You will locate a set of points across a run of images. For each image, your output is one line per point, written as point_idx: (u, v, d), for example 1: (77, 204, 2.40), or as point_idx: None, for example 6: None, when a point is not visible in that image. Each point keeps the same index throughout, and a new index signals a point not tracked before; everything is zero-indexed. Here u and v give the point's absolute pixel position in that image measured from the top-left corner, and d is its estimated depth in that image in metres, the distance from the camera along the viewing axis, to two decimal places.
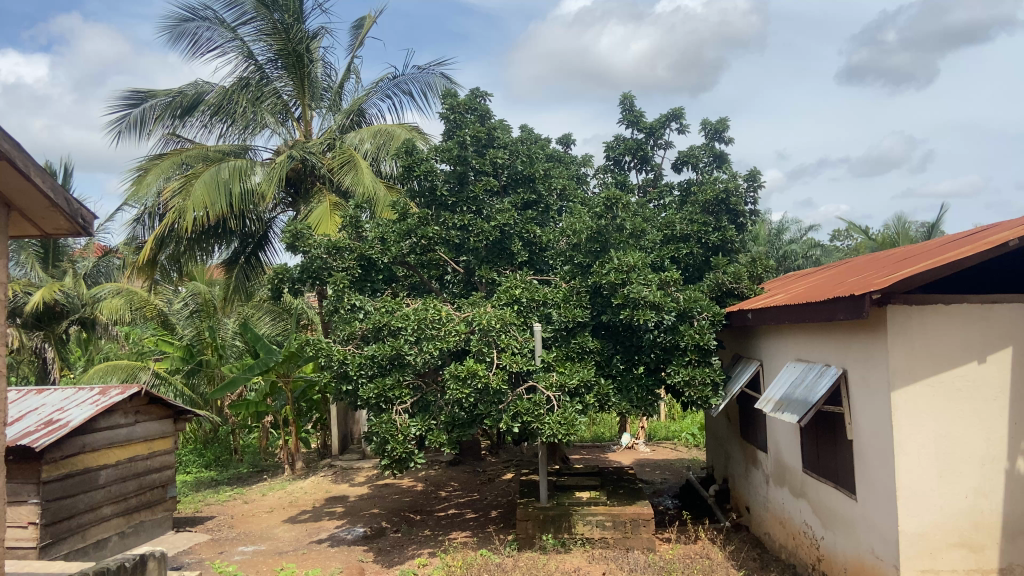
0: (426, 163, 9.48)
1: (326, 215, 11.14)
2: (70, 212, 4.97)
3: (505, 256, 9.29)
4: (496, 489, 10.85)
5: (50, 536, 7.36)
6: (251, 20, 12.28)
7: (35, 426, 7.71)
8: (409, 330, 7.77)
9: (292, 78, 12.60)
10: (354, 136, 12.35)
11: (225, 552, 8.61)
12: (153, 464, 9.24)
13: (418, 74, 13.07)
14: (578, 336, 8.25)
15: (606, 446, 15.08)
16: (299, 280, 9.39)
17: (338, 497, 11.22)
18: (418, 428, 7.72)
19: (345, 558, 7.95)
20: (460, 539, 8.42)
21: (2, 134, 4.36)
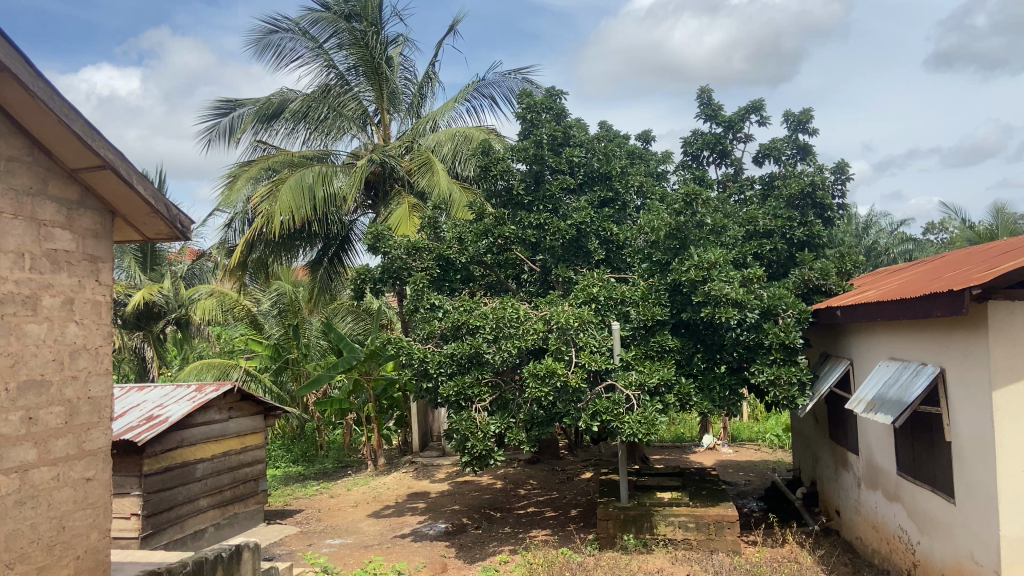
0: (502, 163, 9.57)
1: (405, 216, 11.35)
2: (169, 218, 5.20)
3: (582, 254, 9.24)
4: (575, 489, 10.79)
5: (151, 527, 7.74)
6: (333, 30, 12.64)
7: (137, 421, 8.14)
8: (488, 329, 7.83)
9: (371, 84, 12.86)
10: (432, 138, 12.55)
11: (314, 545, 8.89)
12: (245, 458, 9.61)
13: (499, 80, 13.17)
14: (657, 334, 8.16)
15: (687, 447, 14.84)
16: (380, 280, 9.58)
17: (419, 494, 11.42)
18: (498, 426, 7.78)
19: (428, 553, 8.09)
20: (541, 538, 8.45)
21: (106, 144, 4.61)
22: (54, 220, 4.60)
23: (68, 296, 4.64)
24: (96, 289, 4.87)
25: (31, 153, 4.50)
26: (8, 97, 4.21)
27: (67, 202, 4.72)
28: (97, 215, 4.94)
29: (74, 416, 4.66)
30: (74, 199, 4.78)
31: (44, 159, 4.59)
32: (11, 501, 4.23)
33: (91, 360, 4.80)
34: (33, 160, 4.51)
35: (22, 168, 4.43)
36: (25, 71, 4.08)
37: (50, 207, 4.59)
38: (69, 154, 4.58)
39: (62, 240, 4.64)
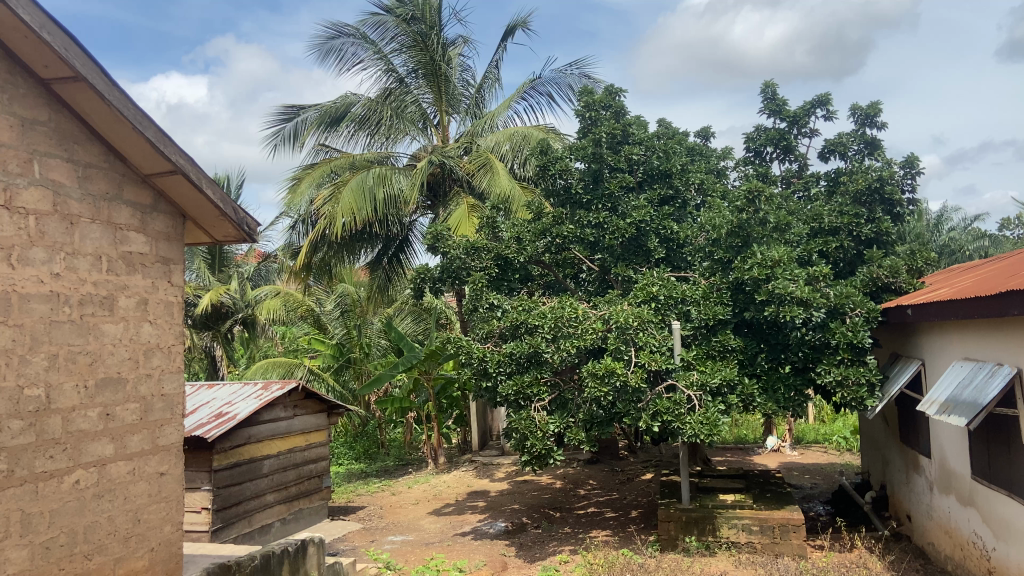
0: (561, 162, 9.54)
1: (464, 217, 11.44)
2: (237, 220, 5.34)
3: (642, 254, 9.13)
4: (635, 490, 10.69)
5: (221, 521, 7.98)
6: (393, 33, 12.84)
7: (208, 418, 8.41)
8: (546, 328, 7.82)
9: (431, 86, 13.01)
10: (490, 139, 12.62)
11: (376, 541, 9.04)
12: (310, 455, 9.82)
13: (557, 78, 13.15)
14: (719, 333, 8.01)
15: (750, 449, 14.55)
16: (439, 279, 9.70)
17: (479, 492, 11.49)
18: (557, 425, 7.76)
19: (488, 552, 8.13)
20: (601, 538, 8.41)
21: (176, 148, 4.76)
22: (129, 223, 4.79)
23: (142, 296, 4.83)
24: (168, 290, 5.05)
25: (107, 159, 4.68)
26: (87, 107, 4.39)
27: (141, 206, 4.90)
28: (169, 218, 5.11)
29: (149, 412, 4.84)
30: (147, 204, 4.97)
31: (120, 165, 4.77)
32: (90, 494, 4.41)
33: (164, 359, 4.99)
34: (109, 166, 4.69)
35: (99, 173, 4.61)
36: (102, 81, 4.25)
37: (125, 211, 4.78)
38: (143, 160, 4.75)
39: (136, 243, 4.83)
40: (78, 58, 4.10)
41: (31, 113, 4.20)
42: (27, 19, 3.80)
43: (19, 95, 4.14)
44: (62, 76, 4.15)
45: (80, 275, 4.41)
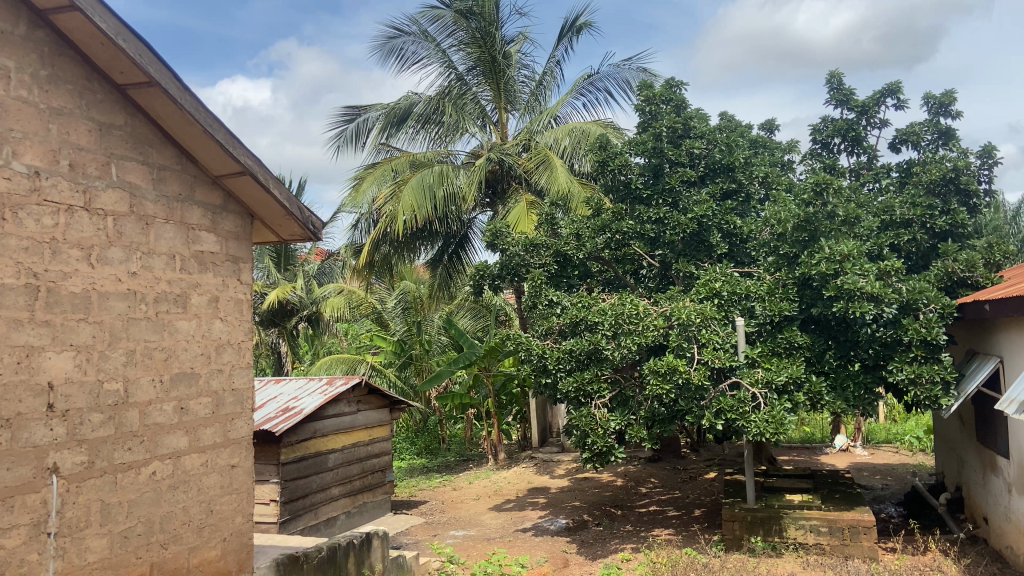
0: (620, 157, 9.43)
1: (523, 214, 11.45)
2: (302, 219, 5.45)
3: (704, 249, 8.96)
4: (698, 489, 10.52)
5: (288, 513, 8.18)
6: (453, 31, 12.94)
7: (276, 412, 8.63)
8: (607, 325, 7.78)
9: (490, 83, 13.07)
10: (549, 135, 12.60)
11: (439, 535, 9.15)
12: (373, 450, 9.99)
13: (615, 73, 13.03)
14: (785, 330, 7.85)
15: (818, 448, 14.19)
16: (498, 276, 9.76)
17: (539, 489, 11.49)
18: (618, 423, 7.69)
19: (549, 548, 8.13)
20: (664, 536, 8.33)
21: (244, 150, 4.89)
22: (200, 223, 4.94)
23: (214, 294, 4.99)
24: (238, 287, 5.21)
25: (180, 161, 4.84)
26: (160, 111, 4.55)
27: (211, 207, 5.06)
28: (238, 218, 5.27)
29: (220, 406, 5.00)
30: (217, 204, 5.12)
31: (192, 167, 4.93)
32: (165, 485, 4.57)
33: (234, 354, 5.14)
34: (182, 168, 4.85)
35: (172, 175, 4.77)
36: (173, 85, 4.39)
37: (197, 211, 4.94)
38: (213, 161, 4.89)
39: (208, 243, 4.98)
40: (151, 63, 4.25)
41: (108, 118, 4.38)
42: (103, 26, 3.96)
43: (96, 101, 4.31)
44: (138, 82, 4.31)
45: (155, 274, 4.58)
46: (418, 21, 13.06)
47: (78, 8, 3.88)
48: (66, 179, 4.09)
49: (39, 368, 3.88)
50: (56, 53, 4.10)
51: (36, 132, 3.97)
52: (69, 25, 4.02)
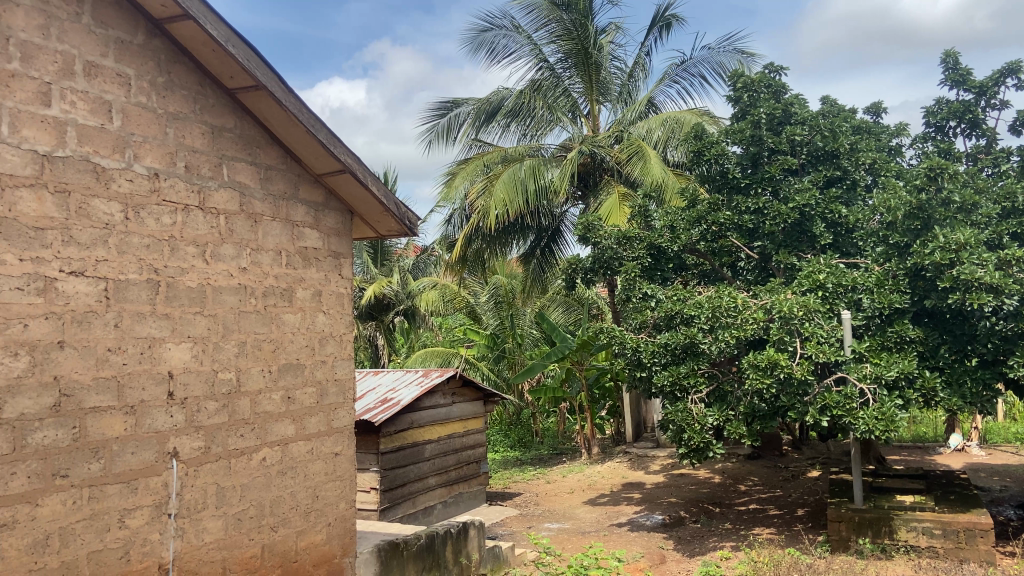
0: (717, 146, 9.23)
1: (616, 206, 11.34)
2: (399, 215, 5.58)
3: (806, 239, 8.64)
4: (801, 488, 10.16)
5: (388, 501, 8.41)
6: (544, 22, 12.92)
7: (375, 403, 8.88)
8: (703, 318, 7.63)
9: (581, 75, 13.01)
10: (642, 126, 12.42)
11: (534, 527, 9.21)
12: (468, 441, 10.14)
13: (709, 57, 12.73)
14: (896, 323, 7.48)
15: (930, 448, 13.46)
16: (591, 270, 9.70)
17: (634, 484, 11.37)
18: (716, 419, 7.51)
19: (645, 544, 8.05)
20: (765, 535, 8.10)
21: (345, 148, 5.03)
22: (304, 220, 5.13)
23: (317, 288, 5.17)
24: (339, 282, 5.38)
25: (285, 161, 5.02)
26: (267, 113, 4.74)
27: (314, 204, 5.24)
28: (339, 215, 5.44)
29: (324, 396, 5.19)
30: (320, 202, 5.30)
31: (295, 166, 5.11)
32: (275, 470, 4.78)
33: (337, 346, 5.31)
34: (287, 168, 5.04)
35: (277, 175, 4.96)
36: (279, 87, 4.57)
37: (301, 209, 5.12)
38: (316, 160, 5.06)
39: (311, 239, 5.17)
40: (258, 68, 4.43)
41: (220, 121, 4.59)
42: (214, 33, 4.15)
43: (208, 105, 4.53)
44: (247, 86, 4.50)
45: (263, 269, 4.78)
46: (509, 15, 13.11)
47: (192, 17, 4.08)
48: (182, 180, 4.32)
49: (160, 358, 4.12)
50: (171, 60, 4.33)
51: (155, 136, 4.20)
52: (183, 33, 4.24)
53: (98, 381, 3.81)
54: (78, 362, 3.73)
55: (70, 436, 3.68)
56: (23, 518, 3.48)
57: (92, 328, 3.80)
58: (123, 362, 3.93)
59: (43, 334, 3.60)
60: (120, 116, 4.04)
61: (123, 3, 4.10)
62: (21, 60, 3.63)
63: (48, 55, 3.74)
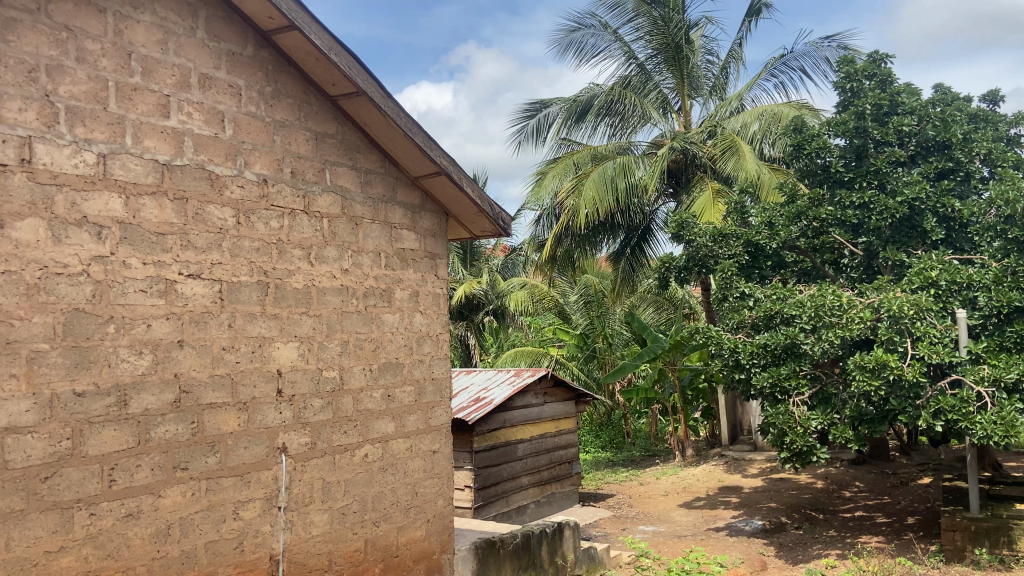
0: (818, 139, 8.90)
1: (709, 203, 11.13)
2: (493, 216, 5.62)
3: (916, 235, 8.24)
4: (911, 495, 9.68)
5: (482, 499, 8.49)
6: (633, 19, 12.76)
7: (468, 402, 8.97)
8: (805, 318, 7.41)
9: (672, 71, 12.81)
10: (737, 120, 12.16)
11: (628, 529, 9.12)
12: (560, 441, 10.14)
13: (813, 52, 12.32)
14: (1017, 322, 7.05)
15: None
16: (685, 269, 9.51)
17: (731, 488, 11.10)
18: (821, 422, 7.25)
19: (745, 550, 7.86)
20: (874, 544, 7.76)
21: (440, 150, 5.09)
22: (402, 222, 5.23)
23: (414, 288, 5.26)
24: (436, 282, 5.46)
25: (382, 164, 5.12)
26: (367, 119, 4.85)
27: (411, 206, 5.33)
28: (435, 217, 5.52)
29: (422, 394, 5.27)
30: (417, 204, 5.39)
31: (393, 169, 5.21)
32: (377, 466, 4.89)
33: (433, 346, 5.40)
34: (385, 171, 5.15)
35: (377, 178, 5.07)
36: (378, 93, 4.66)
37: (399, 211, 5.22)
38: (413, 163, 5.14)
39: (409, 241, 5.27)
40: (360, 75, 4.54)
41: (322, 128, 4.73)
42: (318, 43, 4.27)
43: (312, 112, 4.68)
44: (348, 92, 4.61)
45: (364, 270, 4.90)
46: (598, 13, 13.02)
47: (297, 27, 4.21)
48: (289, 185, 4.48)
49: (269, 356, 4.28)
50: (278, 71, 4.49)
51: (264, 143, 4.37)
52: (289, 44, 4.40)
53: (214, 378, 3.99)
54: (196, 360, 3.91)
55: (189, 431, 3.86)
56: (147, 508, 3.68)
57: (209, 328, 3.99)
58: (236, 360, 4.10)
59: (164, 333, 3.79)
60: (232, 125, 4.22)
61: (234, 18, 4.28)
62: (142, 74, 3.83)
63: (167, 69, 3.94)
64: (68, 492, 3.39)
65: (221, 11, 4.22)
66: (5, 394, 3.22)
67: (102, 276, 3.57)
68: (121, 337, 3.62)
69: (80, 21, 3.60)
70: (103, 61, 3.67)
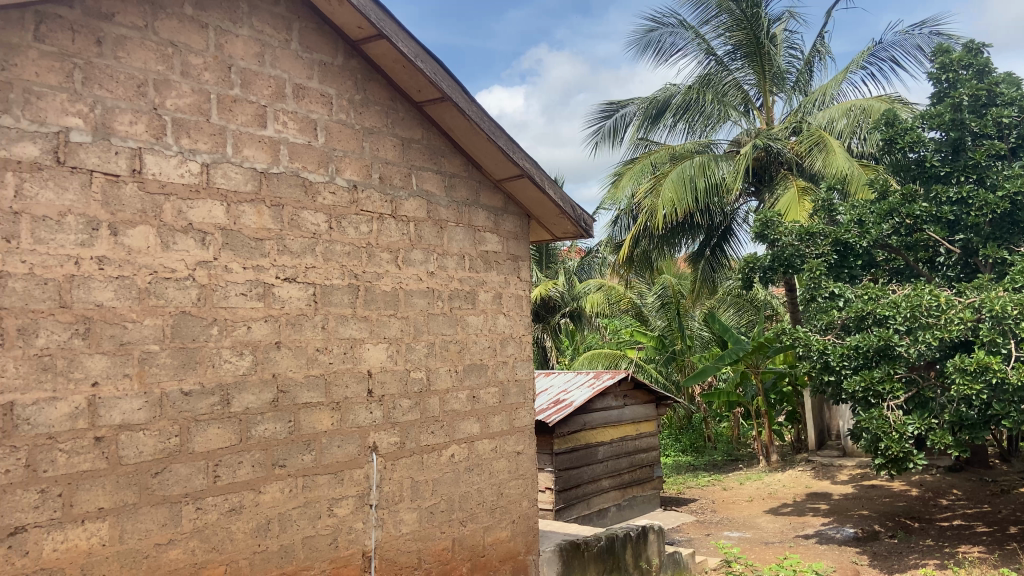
0: (911, 133, 8.58)
1: (795, 201, 10.85)
2: (576, 217, 5.61)
3: (1018, 231, 7.85)
4: (1014, 504, 9.21)
5: (563, 501, 8.48)
6: (713, 16, 12.57)
7: (548, 404, 8.99)
8: (899, 319, 7.17)
9: (753, 67, 12.57)
10: (824, 116, 11.82)
11: (713, 535, 8.97)
12: (641, 444, 10.06)
13: (903, 40, 11.88)
14: None
15: None
16: (770, 269, 9.33)
17: (819, 495, 10.78)
18: (917, 427, 7.02)
19: (837, 558, 7.63)
20: (976, 554, 7.41)
21: (523, 153, 5.11)
22: (485, 225, 5.28)
23: (498, 291, 5.31)
24: (518, 284, 5.49)
25: (466, 168, 5.18)
26: (452, 123, 4.91)
27: (494, 209, 5.38)
28: (517, 219, 5.56)
29: (507, 396, 5.31)
30: (499, 206, 5.43)
31: (477, 173, 5.26)
32: (463, 466, 4.95)
33: (517, 348, 5.44)
34: (468, 175, 5.21)
35: (461, 181, 5.14)
36: (463, 98, 4.71)
37: (482, 214, 5.28)
38: (496, 167, 5.18)
39: (492, 243, 5.32)
40: (444, 80, 4.59)
41: (409, 134, 4.82)
42: (405, 50, 4.35)
43: (399, 118, 4.77)
44: (433, 98, 4.68)
45: (448, 273, 4.97)
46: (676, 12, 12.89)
47: (385, 36, 4.30)
48: (377, 190, 4.58)
49: (361, 358, 4.38)
50: (367, 79, 4.61)
51: (353, 150, 4.48)
52: (377, 52, 4.50)
53: (310, 378, 4.12)
54: (293, 361, 4.04)
55: (286, 429, 3.99)
56: (249, 503, 3.81)
57: (304, 330, 4.11)
58: (330, 361, 4.22)
59: (263, 335, 3.93)
60: (324, 133, 4.34)
61: (325, 28, 4.41)
62: (241, 86, 3.98)
63: (263, 80, 4.09)
64: (177, 486, 3.55)
65: (313, 23, 4.35)
66: (119, 393, 3.38)
67: (206, 280, 3.72)
68: (224, 339, 3.77)
69: (184, 37, 3.77)
70: (206, 75, 3.84)
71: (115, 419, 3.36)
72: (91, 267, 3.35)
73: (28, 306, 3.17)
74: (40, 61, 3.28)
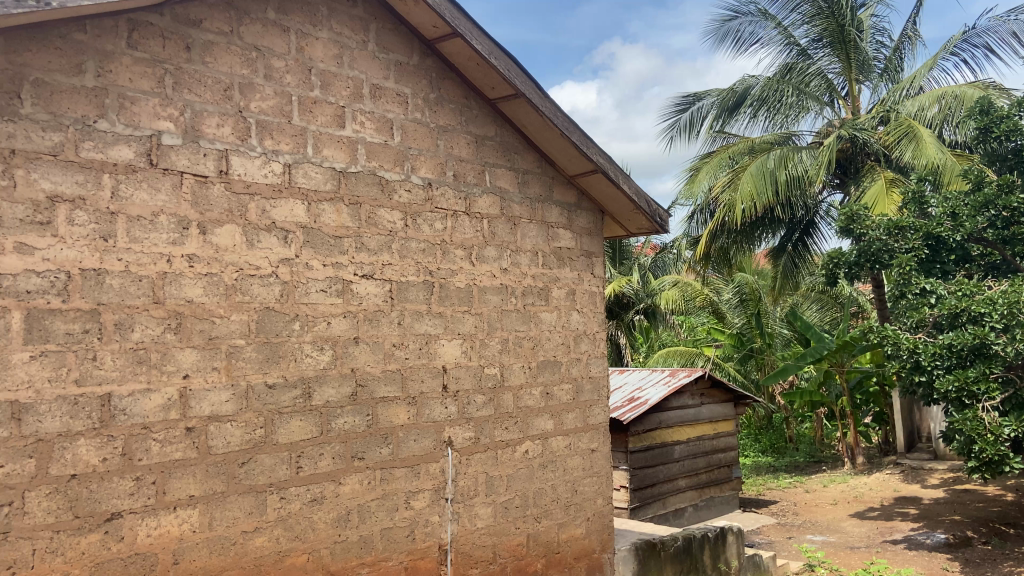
0: (1009, 120, 8.13)
1: (882, 194, 10.44)
2: (651, 212, 5.53)
3: None
4: None
5: (638, 500, 8.40)
6: (795, 4, 12.22)
7: (623, 402, 8.91)
8: (996, 316, 6.83)
9: (837, 55, 12.14)
10: (913, 105, 11.32)
11: (795, 538, 8.73)
12: (719, 444, 9.87)
13: (997, 26, 11.25)
14: None
15: None
16: (856, 264, 8.99)
17: (909, 499, 10.34)
18: (1014, 429, 6.65)
19: (927, 564, 7.30)
20: None
21: (597, 148, 5.06)
22: (558, 221, 5.27)
23: (571, 287, 5.29)
24: (592, 281, 5.47)
25: (540, 164, 5.18)
26: (525, 119, 4.91)
27: (568, 205, 5.36)
28: (591, 214, 5.52)
29: (580, 393, 5.29)
30: (573, 202, 5.40)
31: (550, 169, 5.25)
32: (537, 463, 4.95)
33: (591, 344, 5.41)
34: (542, 171, 5.20)
35: (534, 178, 5.14)
36: (537, 95, 4.70)
37: (556, 210, 5.26)
38: (570, 162, 5.15)
39: (565, 239, 5.30)
40: (518, 77, 4.60)
41: (482, 131, 4.85)
42: (478, 48, 4.38)
43: (473, 116, 4.80)
44: (507, 95, 4.69)
45: (522, 269, 4.98)
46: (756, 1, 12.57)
47: (459, 34, 4.35)
48: (451, 188, 4.62)
49: (436, 353, 4.44)
50: (441, 77, 4.66)
51: (428, 148, 4.54)
52: (452, 50, 4.55)
53: (387, 373, 4.20)
54: (370, 356, 4.13)
55: (365, 422, 4.08)
56: (330, 494, 3.91)
57: (381, 326, 4.19)
58: (406, 356, 4.29)
59: (342, 330, 4.03)
60: (400, 132, 4.41)
61: (401, 29, 4.48)
62: (320, 88, 4.09)
63: (342, 81, 4.18)
64: (262, 476, 3.67)
65: (390, 24, 4.42)
66: (208, 386, 3.52)
67: (289, 277, 3.84)
68: (306, 334, 3.88)
69: (267, 42, 3.89)
70: (288, 78, 3.96)
71: (205, 410, 3.50)
72: (182, 264, 3.49)
73: (125, 302, 3.32)
74: (133, 67, 3.43)
